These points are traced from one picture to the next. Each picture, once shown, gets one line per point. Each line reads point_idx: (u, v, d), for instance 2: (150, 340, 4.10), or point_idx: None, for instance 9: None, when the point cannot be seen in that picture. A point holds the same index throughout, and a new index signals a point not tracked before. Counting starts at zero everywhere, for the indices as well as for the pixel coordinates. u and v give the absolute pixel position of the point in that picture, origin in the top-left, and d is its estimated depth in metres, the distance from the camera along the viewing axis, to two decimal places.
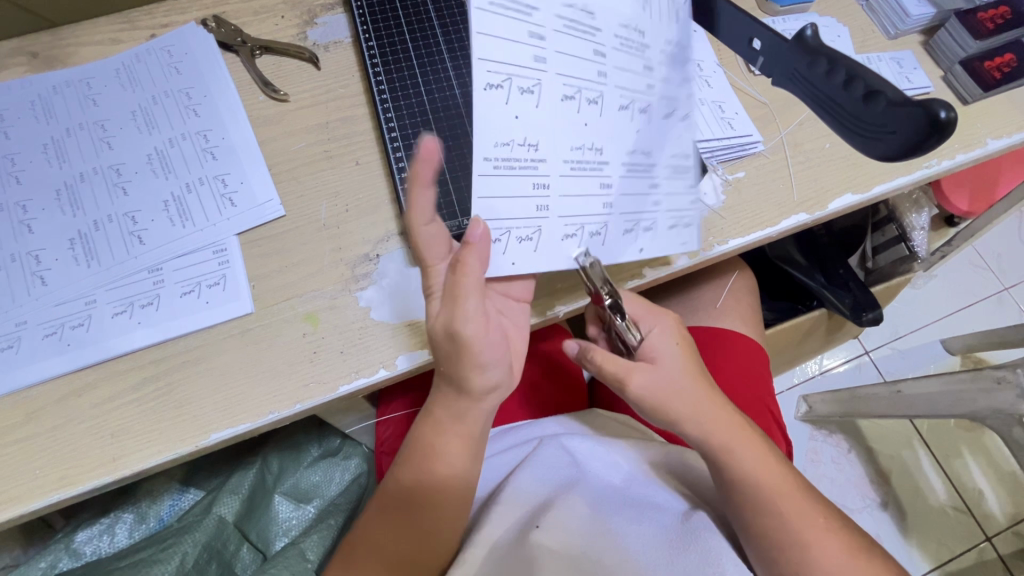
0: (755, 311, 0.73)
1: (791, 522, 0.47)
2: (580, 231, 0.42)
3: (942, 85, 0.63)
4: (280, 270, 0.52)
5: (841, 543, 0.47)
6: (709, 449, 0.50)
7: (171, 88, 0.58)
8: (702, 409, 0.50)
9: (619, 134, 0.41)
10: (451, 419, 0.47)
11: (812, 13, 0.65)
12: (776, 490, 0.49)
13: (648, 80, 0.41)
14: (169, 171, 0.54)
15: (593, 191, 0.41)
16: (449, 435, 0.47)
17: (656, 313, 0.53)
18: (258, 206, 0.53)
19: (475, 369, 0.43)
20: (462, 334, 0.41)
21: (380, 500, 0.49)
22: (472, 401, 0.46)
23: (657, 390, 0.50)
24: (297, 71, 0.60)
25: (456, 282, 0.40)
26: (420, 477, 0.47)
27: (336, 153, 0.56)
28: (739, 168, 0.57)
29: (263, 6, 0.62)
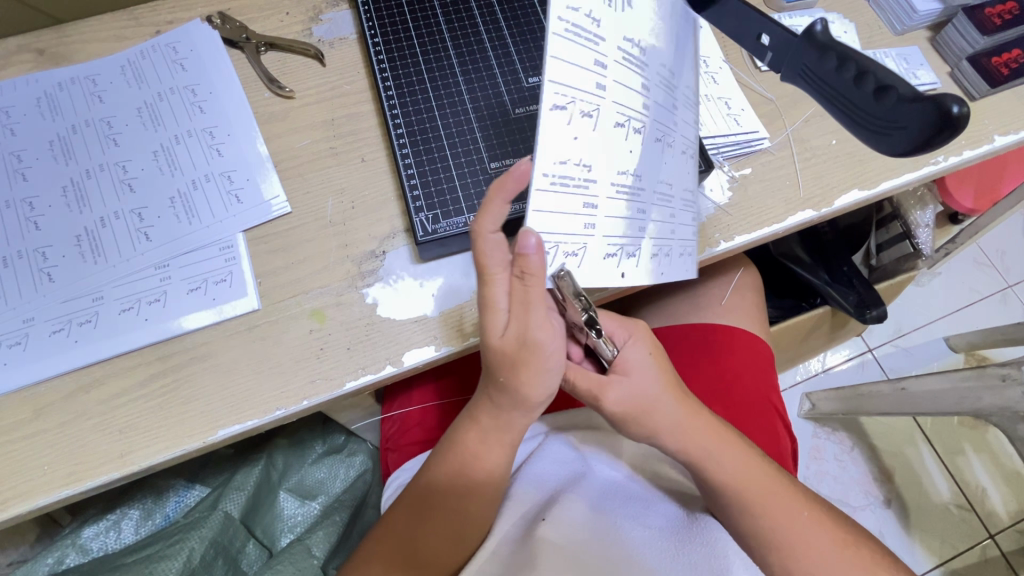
0: (759, 308, 0.73)
1: (791, 517, 0.47)
2: (620, 251, 0.44)
3: (949, 81, 0.63)
4: (285, 267, 0.52)
5: (845, 540, 0.47)
6: (711, 446, 0.50)
7: (176, 84, 0.58)
8: (681, 417, 0.50)
9: (651, 163, 0.45)
10: (500, 428, 0.46)
11: (818, 10, 0.65)
12: (778, 487, 0.49)
13: (670, 116, 0.45)
14: (174, 169, 0.54)
15: (629, 215, 0.44)
16: (496, 444, 0.47)
17: (627, 323, 0.52)
18: (264, 204, 0.53)
19: (536, 379, 0.43)
20: (530, 343, 0.41)
21: (406, 497, 0.49)
22: (528, 411, 0.46)
23: (635, 399, 0.49)
24: (303, 67, 0.60)
25: (524, 291, 0.40)
26: (457, 478, 0.47)
27: (341, 150, 0.56)
28: (745, 165, 0.57)
29: (268, 3, 0.62)
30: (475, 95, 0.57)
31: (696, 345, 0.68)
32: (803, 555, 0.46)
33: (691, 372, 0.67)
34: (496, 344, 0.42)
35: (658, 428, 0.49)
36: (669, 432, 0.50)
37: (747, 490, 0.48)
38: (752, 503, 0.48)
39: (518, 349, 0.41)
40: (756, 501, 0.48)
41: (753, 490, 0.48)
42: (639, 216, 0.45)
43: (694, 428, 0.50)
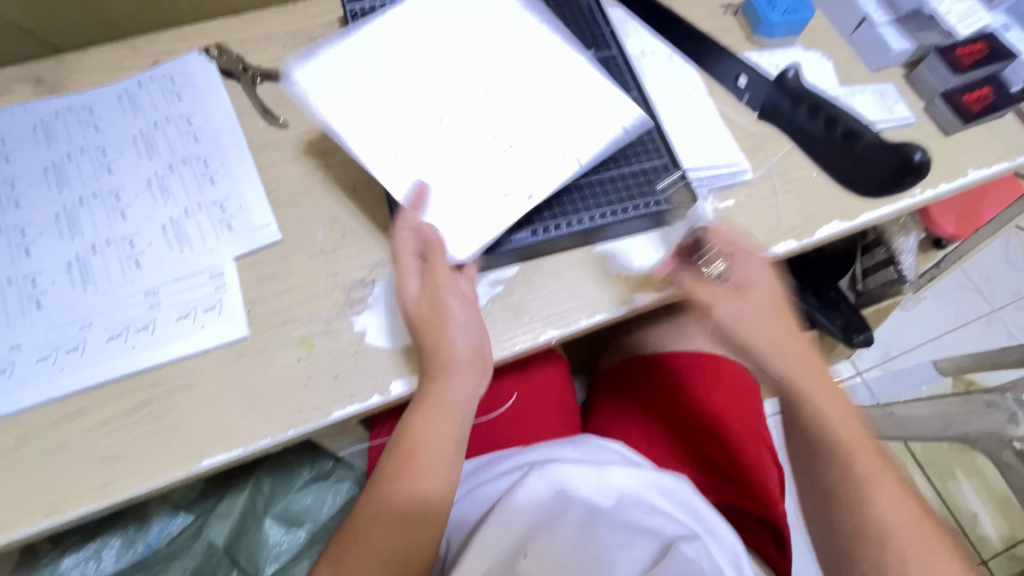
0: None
1: (878, 485, 0.46)
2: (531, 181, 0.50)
3: (924, 117, 0.65)
4: (275, 295, 0.52)
5: (916, 518, 0.45)
6: (806, 389, 0.49)
7: (172, 114, 0.59)
8: (790, 341, 0.50)
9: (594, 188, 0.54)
10: (439, 400, 0.48)
11: (797, 47, 0.68)
12: (863, 447, 0.48)
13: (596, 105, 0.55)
14: (167, 196, 0.55)
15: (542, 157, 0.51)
16: (440, 416, 0.48)
17: (744, 249, 0.52)
18: (256, 230, 0.54)
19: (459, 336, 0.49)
20: (439, 306, 0.48)
21: (369, 513, 0.46)
22: (461, 375, 0.49)
23: (746, 317, 0.50)
24: (297, 97, 0.61)
25: (430, 264, 0.48)
26: (409, 463, 0.48)
27: (334, 179, 0.58)
28: (729, 197, 0.59)
29: (265, 36, 0.65)
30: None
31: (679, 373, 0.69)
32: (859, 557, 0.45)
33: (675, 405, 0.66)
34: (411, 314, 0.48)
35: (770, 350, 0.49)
36: (773, 353, 0.49)
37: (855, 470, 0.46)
38: (837, 456, 0.48)
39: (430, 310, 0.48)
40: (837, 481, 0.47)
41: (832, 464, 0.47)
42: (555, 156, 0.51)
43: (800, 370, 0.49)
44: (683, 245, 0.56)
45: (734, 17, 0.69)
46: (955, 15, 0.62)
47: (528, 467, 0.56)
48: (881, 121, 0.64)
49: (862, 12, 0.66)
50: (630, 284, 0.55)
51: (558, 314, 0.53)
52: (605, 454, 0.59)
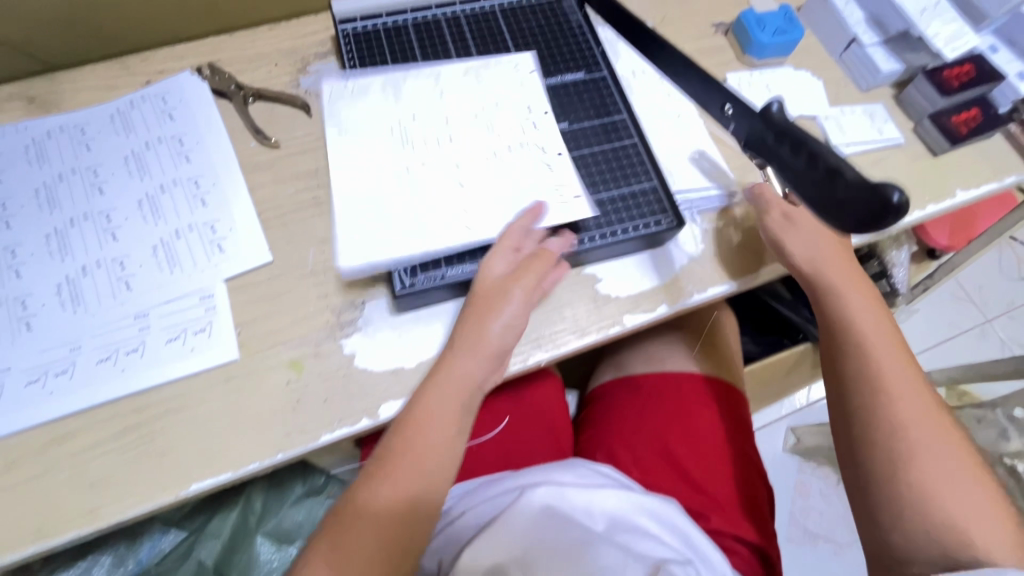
0: (732, 356, 0.75)
1: (902, 395, 0.50)
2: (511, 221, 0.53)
3: (913, 137, 0.65)
4: (264, 317, 0.52)
5: (933, 426, 0.49)
6: (838, 290, 0.55)
7: (164, 134, 0.59)
8: (832, 256, 0.55)
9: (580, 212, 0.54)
10: (444, 380, 0.48)
11: (787, 66, 0.68)
12: (895, 357, 0.52)
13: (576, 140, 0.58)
14: (158, 218, 0.55)
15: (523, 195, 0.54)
16: (442, 396, 0.48)
17: None
18: (245, 252, 0.54)
19: (491, 322, 0.49)
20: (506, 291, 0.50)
21: (361, 491, 0.45)
22: (474, 360, 0.49)
23: (789, 223, 0.55)
24: (288, 116, 0.62)
25: (528, 260, 0.51)
26: (405, 440, 0.46)
27: (325, 199, 0.58)
28: (718, 218, 0.59)
29: (258, 55, 0.65)
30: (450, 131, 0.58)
31: (669, 394, 0.69)
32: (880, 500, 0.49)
33: (664, 428, 0.66)
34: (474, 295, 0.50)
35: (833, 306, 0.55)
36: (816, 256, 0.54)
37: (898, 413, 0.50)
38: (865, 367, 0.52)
39: (490, 294, 0.50)
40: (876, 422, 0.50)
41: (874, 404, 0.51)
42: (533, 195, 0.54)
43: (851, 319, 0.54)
44: (673, 266, 0.57)
45: (725, 36, 0.70)
46: (943, 37, 0.62)
47: (517, 492, 0.56)
48: (871, 142, 0.64)
49: (851, 32, 0.67)
50: (620, 306, 0.55)
51: (547, 338, 0.53)
52: (597, 477, 0.58)
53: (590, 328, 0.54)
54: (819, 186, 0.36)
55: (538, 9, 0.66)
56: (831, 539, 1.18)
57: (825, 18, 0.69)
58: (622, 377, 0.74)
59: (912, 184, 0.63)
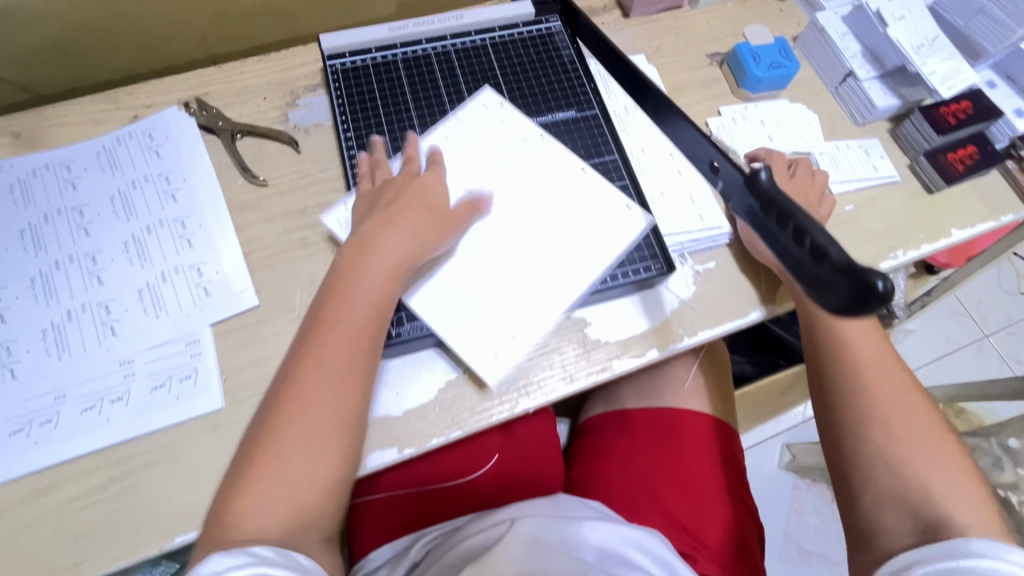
0: (725, 391, 0.75)
1: (896, 416, 0.51)
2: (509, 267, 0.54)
3: (908, 174, 0.64)
4: (251, 363, 0.52)
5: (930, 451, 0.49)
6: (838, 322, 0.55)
7: (150, 172, 0.59)
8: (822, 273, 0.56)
9: (571, 261, 0.54)
10: (368, 267, 0.48)
11: (782, 98, 0.67)
12: (892, 380, 0.53)
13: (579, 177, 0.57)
14: (144, 260, 0.55)
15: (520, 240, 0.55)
16: (371, 283, 0.48)
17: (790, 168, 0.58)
18: (232, 296, 0.54)
19: (401, 223, 0.50)
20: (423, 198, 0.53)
21: (292, 383, 0.44)
22: (377, 251, 0.49)
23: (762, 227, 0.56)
24: (276, 153, 0.61)
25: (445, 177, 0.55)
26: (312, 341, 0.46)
27: (312, 239, 0.57)
28: (710, 258, 0.59)
29: (246, 88, 0.64)
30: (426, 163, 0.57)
31: (661, 429, 0.69)
32: (884, 525, 0.49)
33: (656, 463, 0.66)
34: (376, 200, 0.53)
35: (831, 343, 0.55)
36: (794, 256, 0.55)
37: (913, 447, 0.50)
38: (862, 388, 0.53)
39: (397, 196, 0.52)
40: (876, 446, 0.51)
41: (874, 435, 0.51)
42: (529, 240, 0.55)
43: (846, 349, 0.54)
44: (663, 310, 0.56)
45: (719, 68, 0.69)
46: (939, 75, 0.61)
47: (508, 524, 0.57)
48: (866, 179, 0.63)
49: (846, 66, 0.66)
50: (610, 351, 0.54)
51: (534, 384, 0.53)
52: (587, 511, 0.60)
53: (578, 374, 0.53)
54: (795, 257, 0.34)
55: (530, 43, 0.66)
56: (826, 557, 1.19)
57: (820, 49, 0.68)
58: (614, 411, 0.74)
59: (908, 222, 0.62)
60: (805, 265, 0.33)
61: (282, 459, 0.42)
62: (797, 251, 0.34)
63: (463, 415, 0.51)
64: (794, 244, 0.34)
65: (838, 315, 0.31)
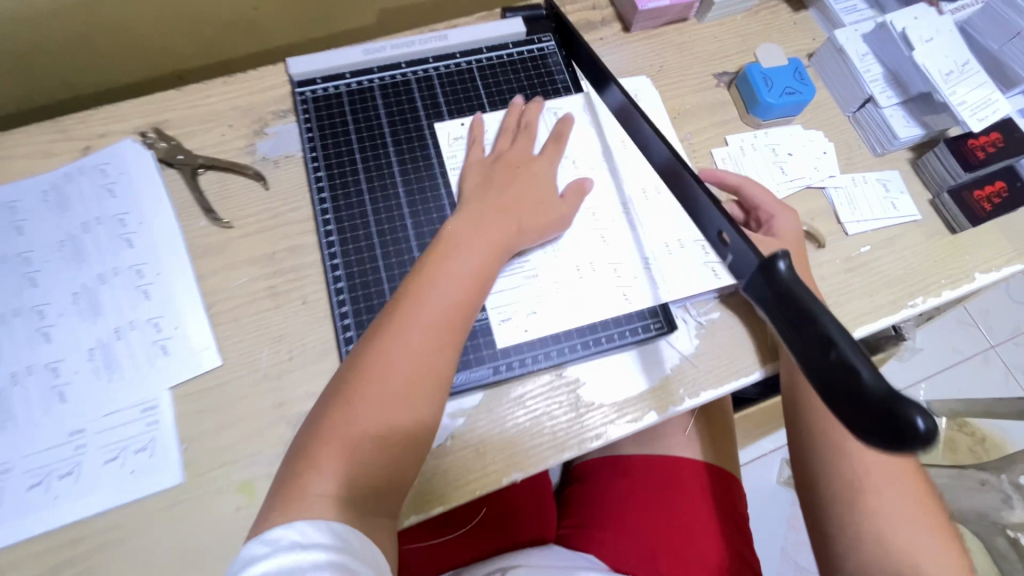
0: (727, 438, 0.71)
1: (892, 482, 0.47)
2: (516, 312, 0.52)
3: (930, 211, 0.59)
4: (213, 431, 0.48)
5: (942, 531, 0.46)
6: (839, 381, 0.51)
7: (103, 213, 0.54)
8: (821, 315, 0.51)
9: (578, 308, 0.53)
10: (481, 219, 0.50)
11: (796, 125, 0.62)
12: None
13: (590, 220, 0.57)
14: (97, 314, 0.50)
15: (527, 282, 0.53)
16: (474, 235, 0.49)
17: (775, 208, 0.51)
18: (193, 354, 0.50)
19: (512, 186, 0.53)
20: (529, 167, 0.55)
21: (393, 323, 0.44)
22: (490, 223, 0.50)
23: None
24: (242, 190, 0.56)
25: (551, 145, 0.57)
26: (415, 291, 0.46)
27: (281, 289, 0.53)
28: (714, 308, 0.55)
29: (210, 114, 0.59)
30: (420, 212, 0.56)
31: (657, 478, 0.66)
32: None
33: (650, 514, 0.64)
34: (488, 174, 0.54)
35: (822, 427, 0.50)
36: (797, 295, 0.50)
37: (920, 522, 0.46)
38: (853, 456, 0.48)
39: (511, 178, 0.54)
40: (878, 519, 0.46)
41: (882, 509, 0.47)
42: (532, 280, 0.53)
43: None
44: (662, 367, 0.52)
45: (727, 89, 0.64)
46: (969, 106, 0.55)
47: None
48: (884, 218, 0.58)
49: (866, 91, 0.60)
50: (603, 415, 0.50)
51: (522, 452, 0.49)
52: (577, 561, 0.57)
53: (570, 441, 0.49)
54: (814, 366, 0.29)
55: (522, 67, 0.63)
56: None
57: (837, 69, 0.63)
58: (608, 456, 0.70)
59: (928, 266, 0.57)
60: (826, 377, 0.28)
61: (371, 403, 0.42)
62: (818, 357, 0.29)
63: (444, 490, 0.47)
64: (816, 349, 0.29)
65: (865, 441, 0.26)
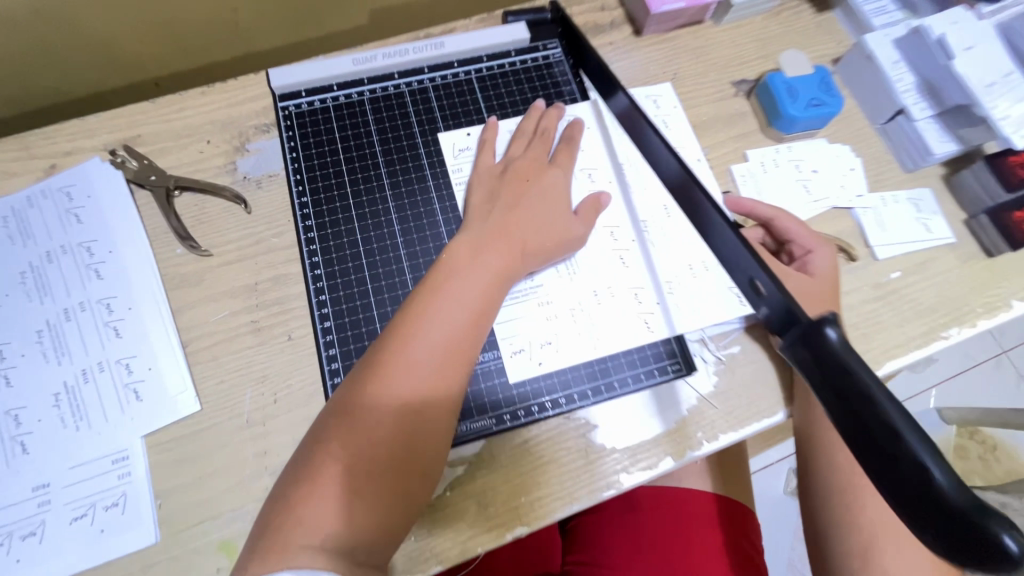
0: (740, 469, 0.68)
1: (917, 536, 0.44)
2: (528, 345, 0.49)
3: (964, 233, 0.55)
4: (190, 484, 0.44)
5: None
6: None
7: (69, 242, 0.49)
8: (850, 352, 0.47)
9: (594, 340, 0.49)
10: (484, 241, 0.46)
11: (821, 139, 0.58)
12: None
13: (604, 240, 0.53)
14: (62, 355, 0.46)
15: (538, 310, 0.50)
16: (477, 259, 0.45)
17: (812, 241, 0.50)
18: (168, 399, 0.45)
19: (522, 202, 0.49)
20: (537, 179, 0.51)
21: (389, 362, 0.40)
22: (496, 242, 0.46)
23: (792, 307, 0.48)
24: (221, 213, 0.51)
25: (562, 153, 0.53)
26: (413, 318, 0.41)
27: (264, 324, 0.48)
28: (734, 342, 0.51)
29: (186, 128, 0.54)
30: (417, 236, 0.51)
31: (671, 513, 0.62)
32: None
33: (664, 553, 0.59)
34: (497, 187, 0.50)
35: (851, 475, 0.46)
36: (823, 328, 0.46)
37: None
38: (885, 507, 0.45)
39: (521, 193, 0.50)
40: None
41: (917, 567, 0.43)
42: (544, 308, 0.50)
43: None
44: (678, 408, 0.48)
45: (747, 99, 0.59)
46: (1012, 121, 0.50)
47: None
48: (916, 241, 0.54)
49: (899, 102, 0.55)
50: (615, 461, 0.46)
51: (527, 505, 0.45)
52: None
53: (578, 493, 0.45)
54: (877, 457, 0.27)
55: (526, 76, 0.58)
56: None
57: (867, 78, 0.58)
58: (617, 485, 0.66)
59: (963, 293, 0.53)
60: (895, 472, 0.26)
61: (364, 447, 0.38)
62: (884, 448, 0.26)
63: (443, 548, 0.43)
64: (880, 439, 0.26)
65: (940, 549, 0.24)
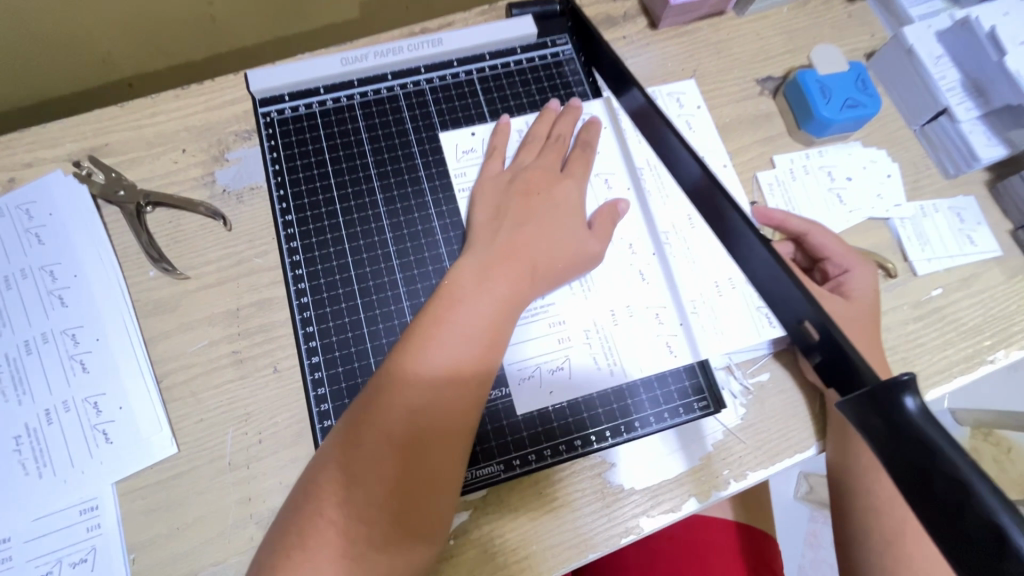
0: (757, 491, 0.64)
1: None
2: (538, 371, 0.44)
3: (1011, 245, 0.51)
4: (167, 535, 0.40)
5: None
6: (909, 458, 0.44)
7: (30, 264, 0.44)
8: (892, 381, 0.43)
9: (609, 364, 0.45)
10: (493, 262, 0.42)
11: (854, 143, 0.53)
12: None
13: (621, 254, 0.48)
14: (23, 393, 0.41)
15: (549, 333, 0.45)
16: (486, 284, 0.40)
17: (850, 259, 0.45)
18: (141, 441, 0.41)
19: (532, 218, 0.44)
20: (550, 191, 0.46)
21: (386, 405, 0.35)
22: (504, 266, 0.41)
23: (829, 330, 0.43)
24: (198, 230, 0.47)
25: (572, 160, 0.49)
26: (413, 352, 0.37)
27: (247, 355, 0.44)
28: (763, 369, 0.46)
29: (158, 136, 0.49)
30: (416, 254, 0.47)
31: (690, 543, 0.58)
32: None
33: None
34: (503, 200, 0.46)
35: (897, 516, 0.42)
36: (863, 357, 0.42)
37: None
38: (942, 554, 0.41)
39: (529, 207, 0.45)
40: None
41: None
42: (556, 329, 0.45)
43: None
44: (704, 444, 0.44)
45: (773, 98, 0.54)
46: None
47: None
48: (960, 255, 0.50)
49: (941, 101, 0.51)
50: (635, 503, 0.42)
51: (537, 555, 0.41)
52: None
53: (594, 540, 0.41)
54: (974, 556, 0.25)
55: (533, 77, 0.53)
56: None
57: (905, 75, 0.53)
58: None
59: (1011, 311, 0.49)
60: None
61: (365, 506, 0.33)
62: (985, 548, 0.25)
63: None
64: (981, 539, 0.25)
65: None
